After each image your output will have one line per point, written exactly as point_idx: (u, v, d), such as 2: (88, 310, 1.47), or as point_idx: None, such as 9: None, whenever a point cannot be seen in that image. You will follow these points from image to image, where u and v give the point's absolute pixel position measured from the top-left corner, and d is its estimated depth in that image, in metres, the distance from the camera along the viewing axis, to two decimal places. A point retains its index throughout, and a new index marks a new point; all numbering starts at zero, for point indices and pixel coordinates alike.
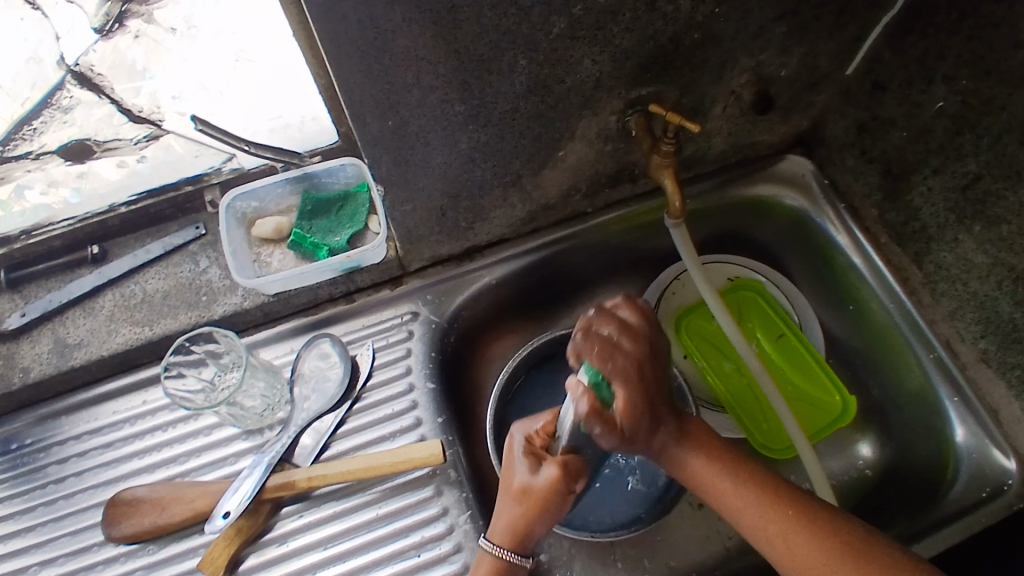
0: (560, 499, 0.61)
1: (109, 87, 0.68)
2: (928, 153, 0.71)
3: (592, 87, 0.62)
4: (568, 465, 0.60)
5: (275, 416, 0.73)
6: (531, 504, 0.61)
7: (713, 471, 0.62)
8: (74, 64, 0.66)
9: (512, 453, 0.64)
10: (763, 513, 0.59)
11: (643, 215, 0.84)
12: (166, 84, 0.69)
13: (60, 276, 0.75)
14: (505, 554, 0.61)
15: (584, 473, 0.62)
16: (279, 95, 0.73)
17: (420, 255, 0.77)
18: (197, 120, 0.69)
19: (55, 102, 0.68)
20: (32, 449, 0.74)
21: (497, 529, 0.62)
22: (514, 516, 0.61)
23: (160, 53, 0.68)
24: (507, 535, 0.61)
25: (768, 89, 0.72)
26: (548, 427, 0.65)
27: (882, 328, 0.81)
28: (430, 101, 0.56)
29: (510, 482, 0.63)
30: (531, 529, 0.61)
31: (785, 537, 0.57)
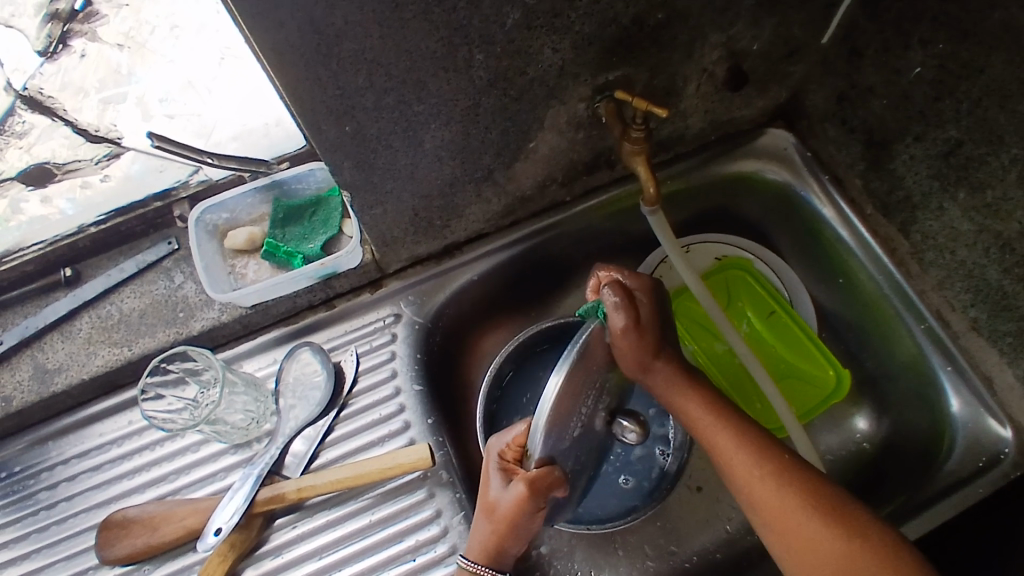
0: (529, 516, 0.59)
1: (61, 107, 0.77)
2: (909, 120, 0.69)
3: (556, 76, 0.60)
4: (534, 482, 0.58)
5: (262, 428, 0.73)
6: (501, 523, 0.60)
7: (710, 414, 0.62)
8: (23, 89, 0.76)
9: (488, 468, 0.62)
10: (752, 455, 0.59)
11: (624, 199, 0.82)
12: (154, 89, 0.80)
13: (35, 301, 0.74)
14: (479, 571, 0.61)
15: (557, 486, 0.59)
16: (247, 98, 0.81)
17: (398, 256, 0.76)
18: (152, 136, 0.70)
19: (9, 129, 0.77)
20: (22, 476, 0.74)
21: (472, 545, 0.62)
22: (486, 533, 0.61)
23: (146, 59, 0.80)
24: (483, 551, 0.62)
25: (741, 64, 0.70)
26: (520, 438, 0.62)
27: (871, 300, 0.80)
28: (386, 102, 0.54)
29: (484, 498, 0.62)
30: (504, 545, 0.61)
31: (764, 479, 0.57)
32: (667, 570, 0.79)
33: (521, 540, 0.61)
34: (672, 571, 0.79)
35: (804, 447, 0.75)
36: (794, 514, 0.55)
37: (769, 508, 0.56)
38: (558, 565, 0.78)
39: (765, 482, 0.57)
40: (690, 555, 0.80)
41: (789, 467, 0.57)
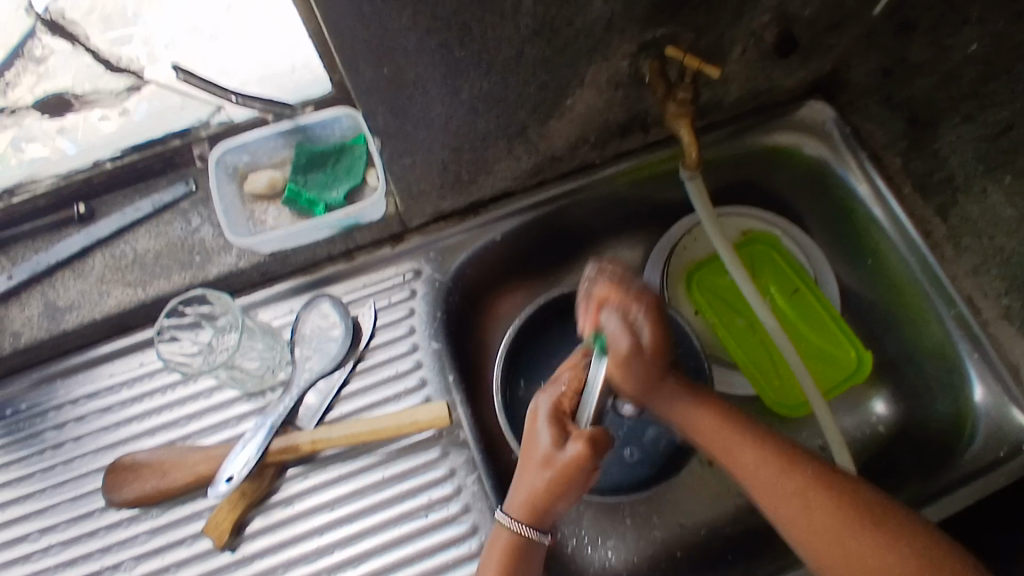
0: (584, 475, 0.59)
1: (82, 34, 0.76)
2: (956, 100, 0.74)
3: (603, 29, 0.58)
4: (595, 440, 0.59)
5: (276, 378, 0.71)
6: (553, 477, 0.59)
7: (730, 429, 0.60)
8: (45, 12, 0.76)
9: (537, 421, 0.62)
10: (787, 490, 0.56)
11: (654, 165, 0.80)
12: (159, 33, 0.77)
13: (46, 237, 0.72)
14: (523, 530, 0.59)
15: (609, 450, 0.60)
16: (266, 46, 0.77)
17: (422, 211, 0.74)
18: (179, 69, 0.74)
19: (29, 55, 0.75)
20: (29, 414, 0.72)
21: (517, 503, 0.60)
22: (537, 488, 0.59)
23: (152, 4, 0.77)
24: (525, 509, 0.59)
25: (791, 30, 0.67)
26: (573, 387, 0.64)
27: (900, 282, 0.78)
28: (427, 45, 0.52)
29: (534, 451, 0.61)
30: (553, 504, 0.59)
31: (806, 503, 0.55)
32: (675, 541, 0.79)
33: (568, 502, 0.60)
34: (679, 542, 0.79)
35: (827, 428, 0.74)
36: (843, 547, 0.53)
37: (822, 534, 0.54)
38: (565, 531, 0.78)
39: (798, 503, 0.55)
40: (698, 527, 0.80)
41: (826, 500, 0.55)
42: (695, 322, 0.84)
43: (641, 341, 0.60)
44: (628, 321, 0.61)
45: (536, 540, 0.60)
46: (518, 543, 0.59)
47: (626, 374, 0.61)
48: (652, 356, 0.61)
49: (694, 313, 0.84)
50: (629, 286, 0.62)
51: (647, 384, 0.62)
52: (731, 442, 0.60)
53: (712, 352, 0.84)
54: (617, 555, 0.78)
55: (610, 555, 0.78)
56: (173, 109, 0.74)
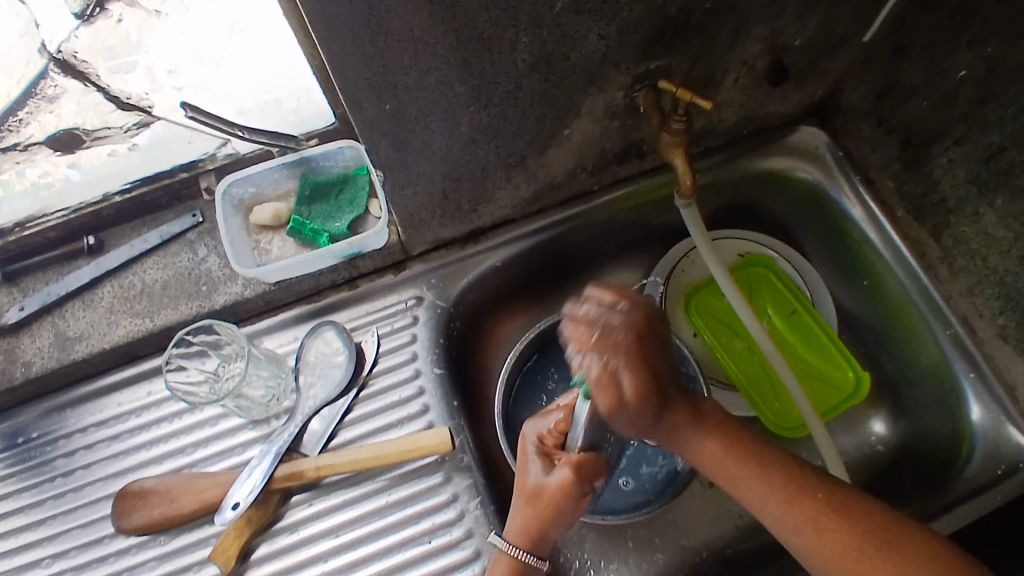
0: (573, 499, 0.61)
1: (94, 72, 0.77)
2: (951, 123, 0.69)
3: (598, 62, 0.59)
4: (580, 466, 0.61)
5: (281, 405, 0.73)
6: (545, 503, 0.61)
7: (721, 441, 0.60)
8: (57, 51, 0.78)
9: (526, 453, 0.65)
10: (792, 508, 0.56)
11: (651, 191, 0.82)
12: (162, 60, 0.78)
13: (57, 268, 0.73)
14: (523, 558, 0.61)
15: (599, 474, 0.62)
16: (271, 73, 0.78)
17: (424, 239, 0.75)
18: (185, 107, 0.74)
19: (40, 92, 0.77)
20: (39, 442, 0.73)
21: (513, 530, 0.62)
22: (529, 516, 0.62)
23: (154, 31, 0.79)
24: (522, 535, 0.62)
25: (783, 59, 0.69)
26: (561, 426, 0.65)
27: (897, 302, 0.79)
28: (428, 82, 0.53)
29: (524, 481, 0.63)
30: (547, 527, 0.62)
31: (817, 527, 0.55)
32: (677, 563, 0.79)
33: (564, 524, 0.63)
34: (682, 564, 0.79)
35: (825, 446, 0.75)
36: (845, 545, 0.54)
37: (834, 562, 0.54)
38: (567, 553, 0.79)
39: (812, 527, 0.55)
40: (701, 549, 0.80)
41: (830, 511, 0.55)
42: (694, 344, 0.85)
43: (618, 343, 0.55)
44: (596, 330, 0.56)
45: (534, 564, 0.62)
46: (518, 568, 0.61)
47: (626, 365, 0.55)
48: (637, 399, 0.56)
49: (693, 334, 0.86)
50: (629, 298, 0.57)
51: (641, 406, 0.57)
52: (730, 462, 0.59)
53: (712, 374, 0.84)
54: None
55: None
56: (181, 142, 0.76)
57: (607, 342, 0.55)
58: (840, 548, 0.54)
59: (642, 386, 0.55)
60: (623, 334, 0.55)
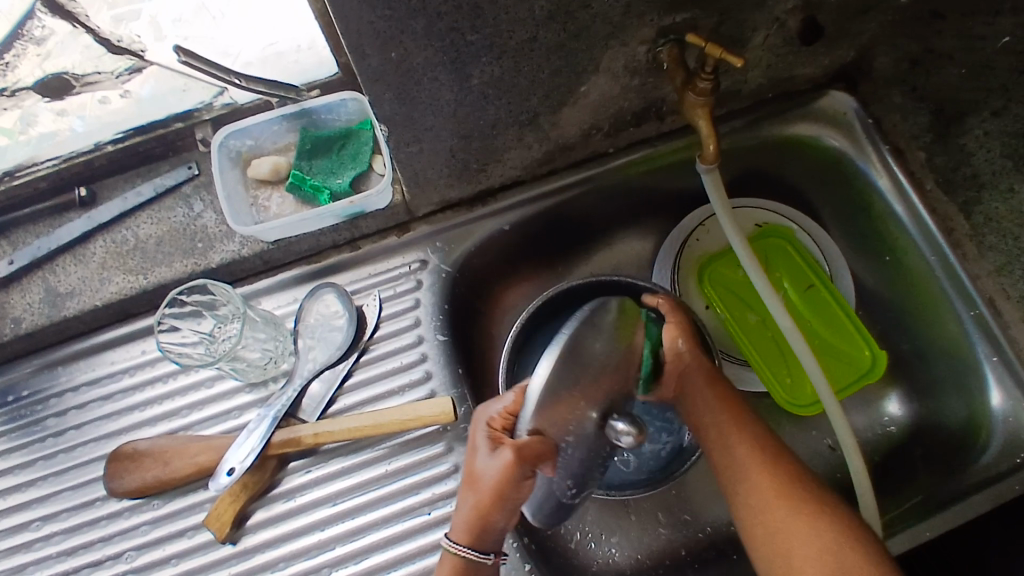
0: (514, 487, 0.53)
1: (83, 13, 0.72)
2: (987, 93, 0.68)
3: (620, 13, 0.55)
4: (524, 452, 0.52)
5: (279, 368, 0.71)
6: (483, 496, 0.55)
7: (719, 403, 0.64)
8: None
9: (476, 435, 0.58)
10: (758, 472, 0.60)
11: (668, 155, 0.78)
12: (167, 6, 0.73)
13: (47, 221, 0.70)
14: (462, 552, 0.57)
15: (547, 458, 0.53)
16: (275, 27, 0.74)
17: (429, 200, 0.72)
18: (178, 51, 0.69)
19: (27, 33, 0.72)
20: (30, 401, 0.72)
21: (456, 526, 0.58)
22: (468, 510, 0.56)
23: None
24: (464, 532, 0.57)
25: (815, 17, 0.64)
26: (512, 407, 0.57)
27: (917, 279, 0.76)
28: (437, 29, 0.49)
29: (469, 467, 0.57)
30: (487, 521, 0.56)
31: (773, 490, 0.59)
32: (680, 539, 0.78)
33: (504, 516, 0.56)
34: (685, 540, 0.78)
35: (839, 425, 0.71)
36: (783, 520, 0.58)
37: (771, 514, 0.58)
38: (568, 525, 0.78)
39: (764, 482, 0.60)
40: (705, 525, 0.79)
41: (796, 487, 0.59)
42: (705, 316, 0.83)
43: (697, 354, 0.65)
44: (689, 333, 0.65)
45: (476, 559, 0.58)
46: (462, 565, 0.58)
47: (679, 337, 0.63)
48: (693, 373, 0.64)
49: (706, 305, 0.83)
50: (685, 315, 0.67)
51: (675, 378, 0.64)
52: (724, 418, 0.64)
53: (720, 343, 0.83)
54: (620, 552, 0.77)
55: (614, 552, 0.77)
56: (175, 89, 0.72)
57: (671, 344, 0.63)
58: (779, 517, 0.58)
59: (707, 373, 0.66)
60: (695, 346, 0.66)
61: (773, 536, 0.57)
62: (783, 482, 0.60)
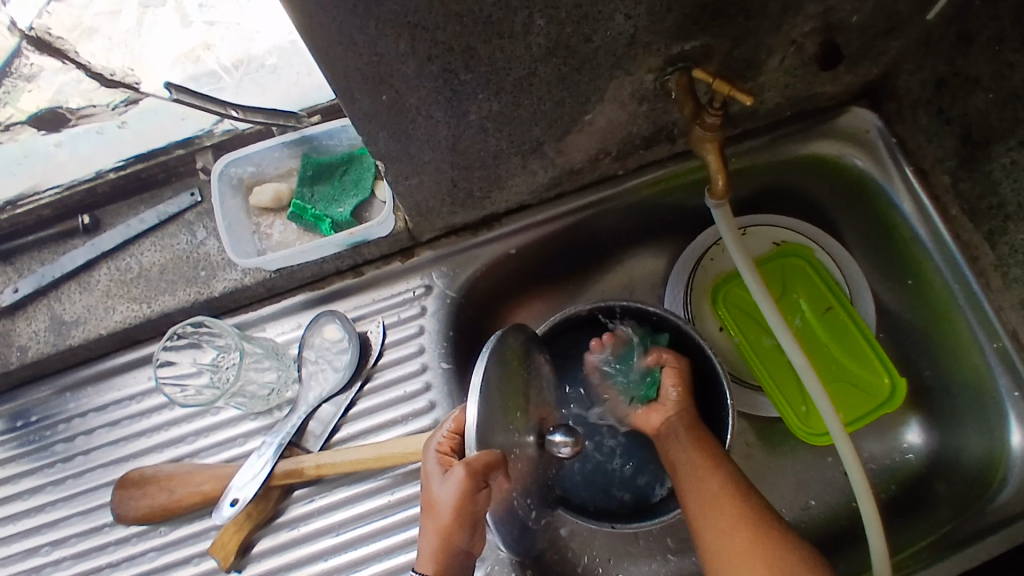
0: (470, 500, 0.53)
1: (72, 50, 0.71)
2: (1017, 122, 0.62)
3: (625, 44, 0.53)
4: (474, 465, 0.52)
5: (283, 397, 0.70)
6: (442, 521, 0.54)
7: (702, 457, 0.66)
8: (29, 29, 0.71)
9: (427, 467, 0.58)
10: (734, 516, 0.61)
11: (680, 176, 0.76)
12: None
13: (52, 248, 0.71)
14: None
15: (498, 467, 0.53)
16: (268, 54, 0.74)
17: (432, 226, 0.70)
18: (171, 90, 0.66)
19: (15, 71, 0.72)
20: (39, 426, 0.72)
21: (423, 559, 0.56)
22: (433, 540, 0.55)
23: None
24: (433, 560, 0.55)
25: (836, 38, 0.61)
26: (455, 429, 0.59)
27: (940, 306, 0.73)
28: (429, 71, 0.47)
29: (427, 494, 0.57)
30: (448, 544, 0.55)
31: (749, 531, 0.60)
32: (688, 567, 0.77)
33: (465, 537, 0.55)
34: (694, 567, 0.77)
35: (845, 454, 0.67)
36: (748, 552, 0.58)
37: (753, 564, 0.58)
38: (575, 550, 0.77)
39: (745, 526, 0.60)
40: None
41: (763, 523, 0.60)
42: (719, 339, 0.82)
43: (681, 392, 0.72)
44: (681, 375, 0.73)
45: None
46: None
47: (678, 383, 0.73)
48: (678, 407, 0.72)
49: (720, 328, 0.82)
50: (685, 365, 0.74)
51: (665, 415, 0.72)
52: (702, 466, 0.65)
53: (736, 367, 0.81)
54: None
55: None
56: (176, 118, 0.72)
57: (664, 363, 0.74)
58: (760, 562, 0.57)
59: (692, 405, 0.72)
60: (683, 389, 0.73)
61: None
62: (754, 520, 0.60)
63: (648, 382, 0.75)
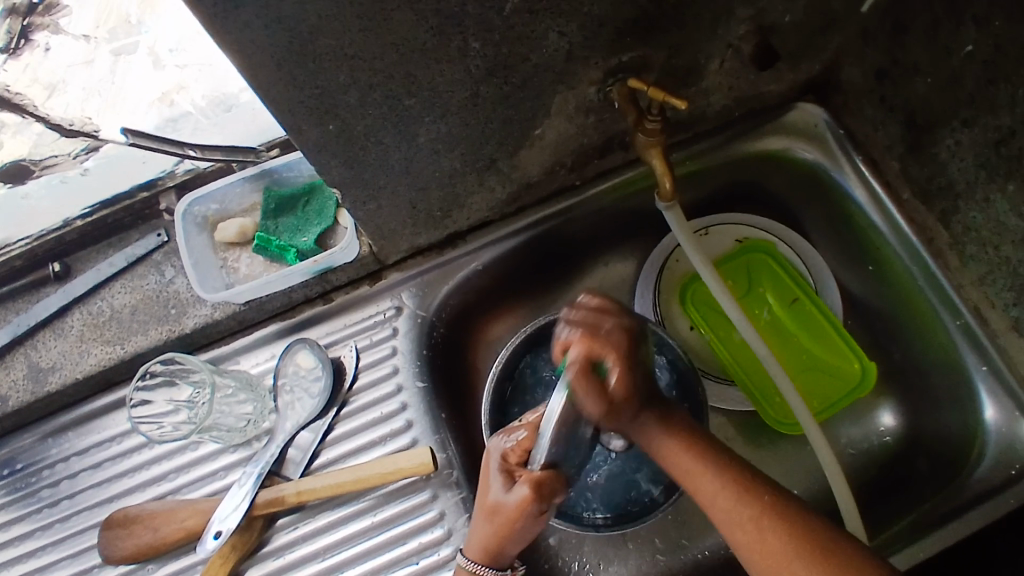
0: (531, 520, 0.57)
1: (31, 104, 0.75)
2: (957, 104, 0.62)
3: (563, 60, 0.54)
4: (542, 488, 0.56)
5: (261, 427, 0.71)
6: (501, 524, 0.58)
7: (693, 457, 0.57)
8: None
9: (489, 468, 0.60)
10: (740, 507, 0.53)
11: (638, 182, 0.77)
12: (163, 39, 0.79)
13: (24, 297, 0.72)
14: (480, 571, 0.59)
15: (559, 491, 0.58)
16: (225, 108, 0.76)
17: (397, 248, 0.72)
18: (127, 136, 0.74)
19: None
20: (25, 472, 0.73)
21: (472, 546, 0.60)
22: (487, 533, 0.59)
23: (152, 10, 0.79)
24: (482, 552, 0.59)
25: (771, 39, 0.63)
26: (524, 442, 0.60)
27: (904, 289, 0.74)
28: (372, 99, 0.49)
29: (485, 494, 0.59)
30: (497, 540, 0.59)
31: (761, 528, 0.52)
32: (679, 565, 0.78)
33: (518, 537, 0.58)
34: (684, 565, 0.77)
35: (818, 445, 0.70)
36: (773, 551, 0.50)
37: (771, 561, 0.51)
38: (565, 557, 0.78)
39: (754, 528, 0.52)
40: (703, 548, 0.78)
41: (775, 515, 0.52)
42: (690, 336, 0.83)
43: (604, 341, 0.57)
44: (593, 328, 0.57)
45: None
46: None
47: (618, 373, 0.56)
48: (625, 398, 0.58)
49: (690, 326, 0.83)
50: (605, 326, 0.57)
51: (609, 410, 0.57)
52: (687, 459, 0.58)
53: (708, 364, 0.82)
54: None
55: None
56: (136, 161, 0.74)
57: (606, 329, 0.57)
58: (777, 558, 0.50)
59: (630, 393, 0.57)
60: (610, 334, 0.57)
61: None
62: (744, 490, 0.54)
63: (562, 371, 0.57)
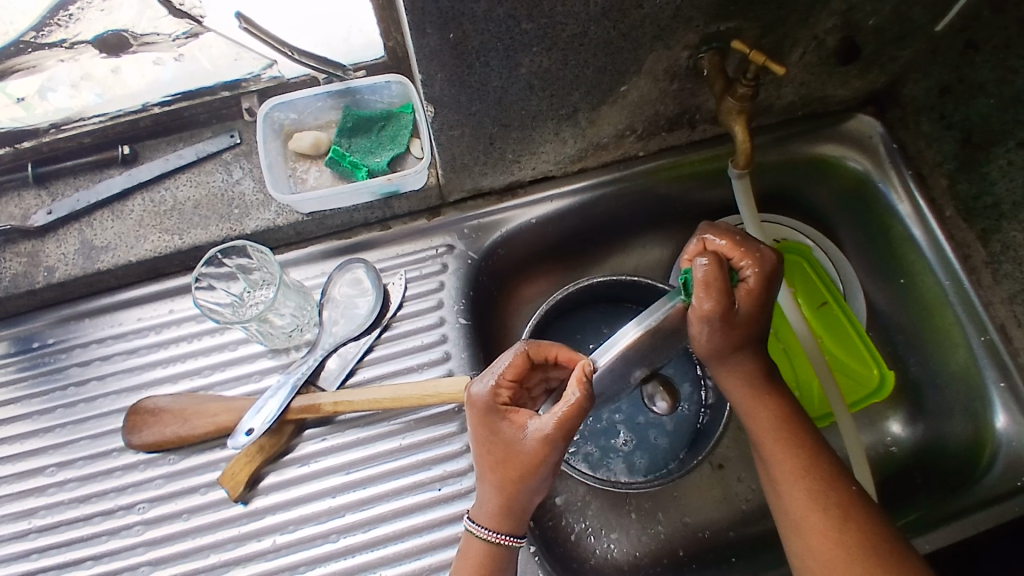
0: (553, 463, 0.55)
1: None
2: (1015, 124, 0.68)
3: (670, 16, 0.57)
4: (566, 428, 0.53)
5: (303, 337, 0.72)
6: (518, 479, 0.54)
7: (783, 431, 0.61)
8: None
9: (485, 422, 0.55)
10: (817, 491, 0.57)
11: (696, 164, 0.80)
12: None
13: (88, 175, 0.73)
14: (503, 540, 0.57)
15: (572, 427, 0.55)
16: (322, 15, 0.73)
17: (462, 185, 0.74)
18: (242, 19, 0.70)
19: None
20: (54, 349, 0.73)
21: (490, 516, 0.57)
22: (505, 494, 0.55)
23: None
24: (501, 518, 0.56)
25: (854, 37, 0.67)
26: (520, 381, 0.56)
27: (931, 303, 0.78)
28: (497, 15, 0.51)
29: (494, 447, 0.55)
30: (517, 502, 0.56)
31: (828, 519, 0.56)
32: (679, 539, 0.77)
33: (537, 492, 0.56)
34: (685, 540, 0.77)
35: (850, 438, 0.72)
36: (838, 557, 0.54)
37: (820, 546, 0.55)
38: (569, 518, 0.77)
39: (824, 514, 0.56)
40: (704, 527, 0.78)
41: (851, 509, 0.56)
42: None
43: (711, 296, 0.57)
44: (707, 285, 0.57)
45: (512, 545, 0.58)
46: (492, 552, 0.57)
47: (711, 325, 0.59)
48: (719, 350, 0.61)
49: None
50: (717, 291, 0.57)
51: (721, 350, 0.61)
52: (780, 434, 0.61)
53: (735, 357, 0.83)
54: (619, 548, 0.77)
55: (613, 548, 0.77)
56: (226, 56, 0.72)
57: (705, 299, 0.57)
58: (838, 555, 0.55)
59: (718, 347, 0.60)
60: (716, 302, 0.57)
61: (821, 554, 0.55)
62: (829, 487, 0.57)
63: (686, 286, 0.61)
